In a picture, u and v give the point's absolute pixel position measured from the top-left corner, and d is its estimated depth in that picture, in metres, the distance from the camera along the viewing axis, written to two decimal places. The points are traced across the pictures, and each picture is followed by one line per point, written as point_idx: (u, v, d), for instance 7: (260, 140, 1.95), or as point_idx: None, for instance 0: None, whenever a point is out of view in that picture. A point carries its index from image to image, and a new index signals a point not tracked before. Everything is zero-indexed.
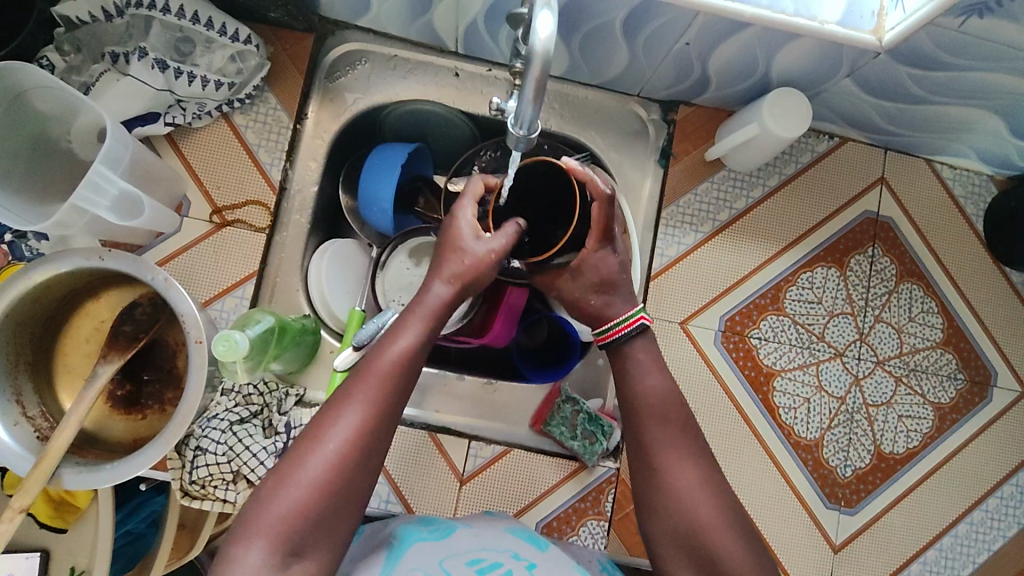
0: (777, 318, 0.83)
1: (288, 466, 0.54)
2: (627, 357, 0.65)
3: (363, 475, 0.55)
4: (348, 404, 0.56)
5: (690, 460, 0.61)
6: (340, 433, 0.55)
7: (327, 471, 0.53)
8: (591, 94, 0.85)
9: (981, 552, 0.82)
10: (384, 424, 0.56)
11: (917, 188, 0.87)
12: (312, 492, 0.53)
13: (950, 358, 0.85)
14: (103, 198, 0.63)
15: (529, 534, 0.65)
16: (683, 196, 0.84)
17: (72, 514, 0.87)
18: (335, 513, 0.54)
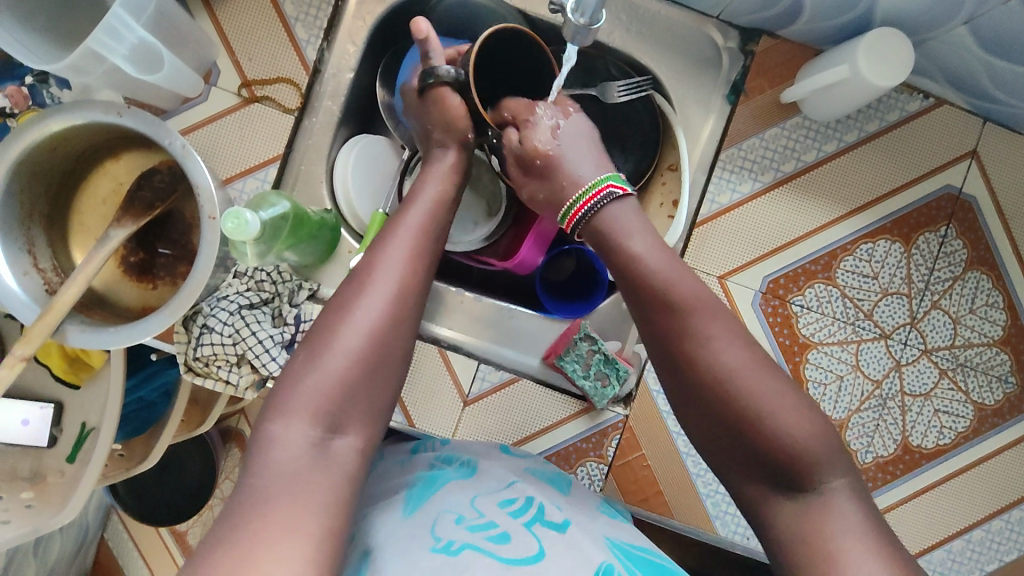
0: (825, 287, 0.76)
1: (320, 342, 0.55)
2: (603, 221, 0.62)
3: (395, 340, 0.57)
4: (374, 276, 0.58)
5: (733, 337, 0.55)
6: (371, 305, 0.56)
7: (363, 339, 0.55)
8: (664, 10, 0.76)
9: (991, 561, 0.78)
10: (411, 293, 0.59)
11: (1013, 168, 0.78)
12: (353, 359, 0.55)
13: (1005, 359, 0.78)
14: (120, 45, 0.59)
15: (551, 477, 0.63)
16: (746, 139, 0.76)
17: (85, 371, 0.89)
18: (373, 379, 0.56)
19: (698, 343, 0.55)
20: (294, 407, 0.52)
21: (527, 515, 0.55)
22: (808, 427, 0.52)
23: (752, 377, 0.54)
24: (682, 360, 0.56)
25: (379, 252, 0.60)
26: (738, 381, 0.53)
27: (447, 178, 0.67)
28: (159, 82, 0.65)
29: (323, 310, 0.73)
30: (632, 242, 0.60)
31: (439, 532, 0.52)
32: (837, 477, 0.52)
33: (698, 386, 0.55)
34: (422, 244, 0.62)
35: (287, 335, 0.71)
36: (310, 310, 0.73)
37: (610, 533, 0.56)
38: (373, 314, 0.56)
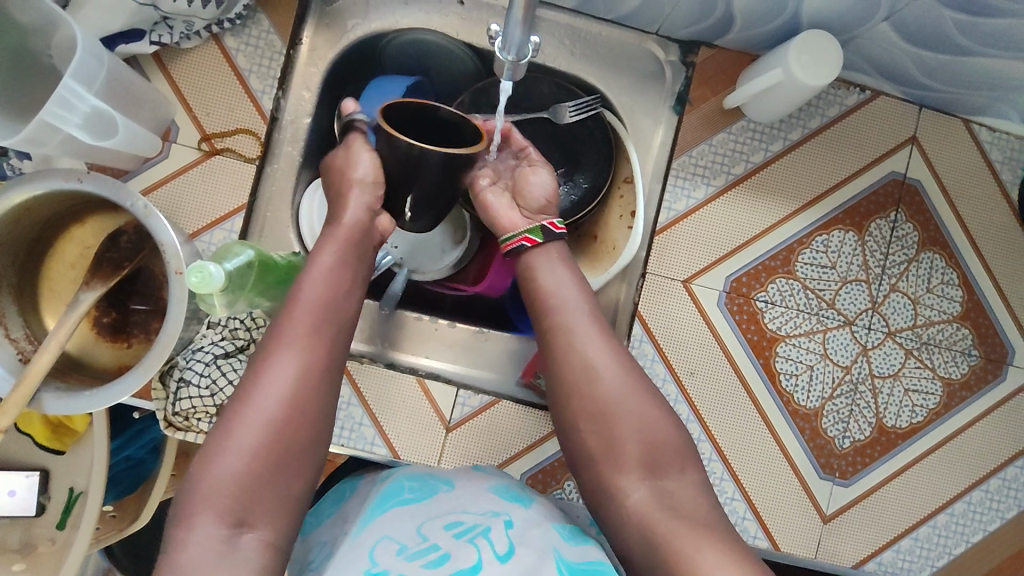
0: (786, 281, 0.79)
1: (220, 436, 0.56)
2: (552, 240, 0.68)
3: (301, 425, 0.57)
4: (263, 361, 0.58)
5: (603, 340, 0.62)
6: (275, 393, 0.57)
7: (262, 431, 0.56)
8: (606, 31, 0.79)
9: (975, 532, 0.80)
10: (314, 375, 0.59)
11: (952, 149, 0.81)
12: (255, 453, 0.55)
13: (966, 333, 0.80)
14: (73, 114, 0.60)
15: (512, 492, 0.63)
16: (696, 146, 0.79)
17: (70, 436, 0.89)
18: (283, 467, 0.56)
19: (591, 359, 0.61)
20: (198, 502, 0.53)
21: (471, 533, 0.56)
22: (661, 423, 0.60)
23: (626, 381, 0.61)
24: (580, 373, 0.61)
25: (272, 339, 0.60)
26: (609, 377, 0.61)
27: (349, 246, 0.65)
28: (116, 146, 0.67)
29: None
30: (550, 261, 0.66)
31: (378, 559, 0.54)
32: (691, 468, 0.59)
33: (570, 380, 0.61)
34: (318, 322, 0.61)
35: None
36: None
37: (559, 547, 0.56)
38: (274, 399, 0.57)
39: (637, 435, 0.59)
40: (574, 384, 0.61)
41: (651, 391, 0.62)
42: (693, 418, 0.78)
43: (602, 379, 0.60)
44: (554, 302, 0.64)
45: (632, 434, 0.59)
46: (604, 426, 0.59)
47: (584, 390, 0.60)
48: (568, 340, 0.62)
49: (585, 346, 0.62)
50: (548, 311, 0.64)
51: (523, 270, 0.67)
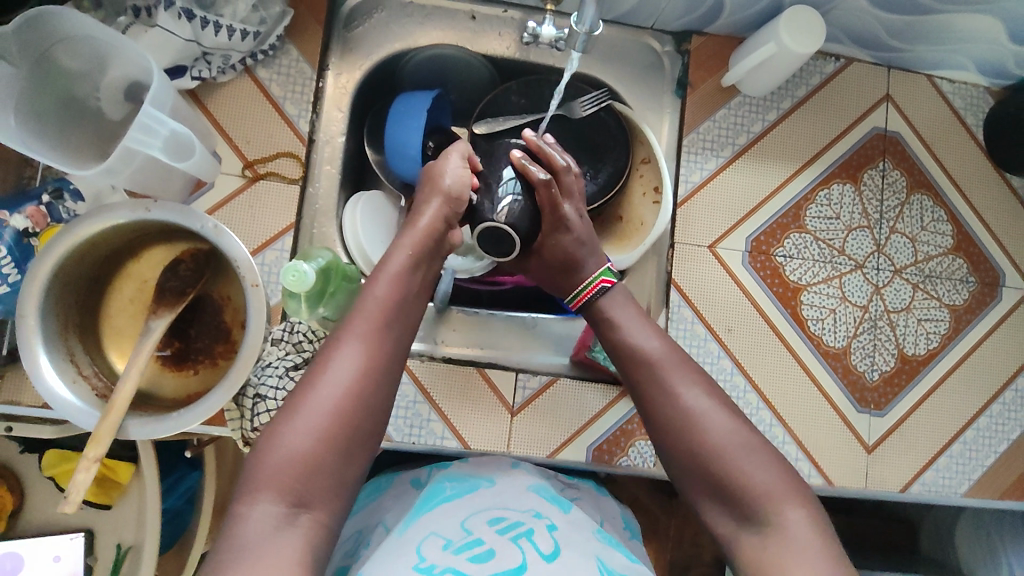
0: (800, 236, 0.86)
1: (284, 419, 0.56)
2: (602, 313, 0.69)
3: (365, 415, 0.58)
4: (334, 349, 0.59)
5: (694, 387, 0.62)
6: (333, 387, 0.57)
7: (327, 416, 0.56)
8: (607, 30, 0.87)
9: (1001, 442, 0.87)
10: (372, 378, 0.59)
11: (922, 103, 0.91)
12: (317, 436, 0.55)
13: (961, 263, 0.89)
14: (154, 138, 0.63)
15: (552, 495, 0.66)
16: (702, 124, 0.86)
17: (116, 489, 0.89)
18: (342, 454, 0.56)
19: (683, 412, 0.61)
20: (261, 482, 0.53)
21: (516, 532, 0.58)
22: (763, 472, 0.58)
23: (722, 429, 0.60)
24: (674, 421, 0.61)
25: (342, 329, 0.61)
26: (711, 423, 0.60)
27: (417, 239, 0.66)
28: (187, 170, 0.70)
29: None
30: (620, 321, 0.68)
31: (425, 552, 0.55)
32: (790, 508, 0.56)
33: (664, 427, 0.62)
34: (389, 320, 0.62)
35: None
36: None
37: (602, 555, 0.58)
38: (336, 390, 0.57)
39: (740, 482, 0.57)
40: (677, 432, 0.61)
41: (752, 438, 0.60)
42: (736, 371, 0.83)
43: (703, 426, 0.60)
44: (638, 357, 0.65)
45: (731, 481, 0.58)
46: (704, 471, 0.59)
47: (680, 437, 0.61)
48: (658, 391, 0.63)
49: (681, 394, 0.62)
50: (635, 367, 0.65)
51: (601, 322, 0.69)
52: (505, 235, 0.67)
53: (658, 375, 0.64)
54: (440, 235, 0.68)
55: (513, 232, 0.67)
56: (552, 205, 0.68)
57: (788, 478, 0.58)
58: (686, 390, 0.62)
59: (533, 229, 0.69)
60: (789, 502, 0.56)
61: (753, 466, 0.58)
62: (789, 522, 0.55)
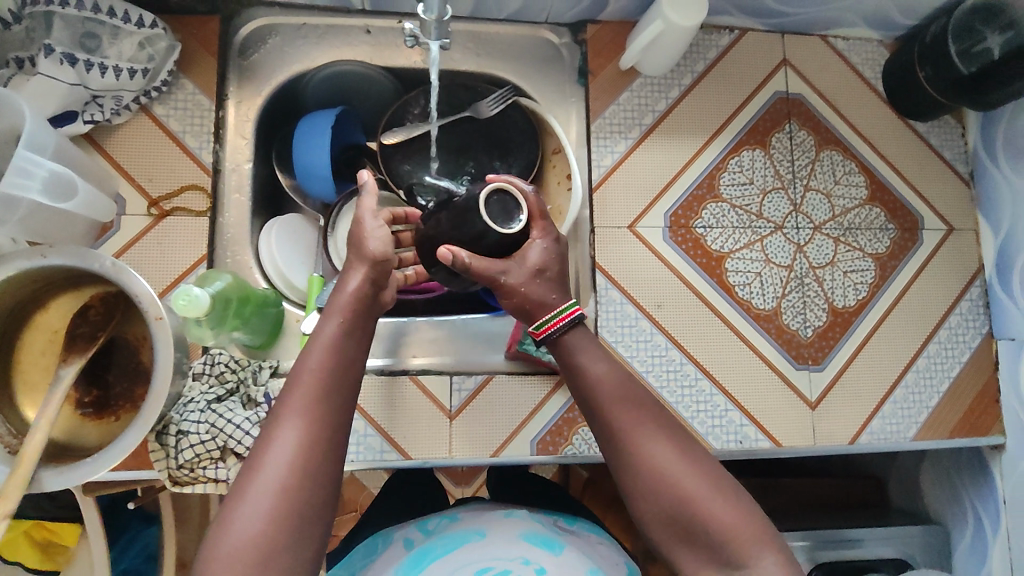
0: (717, 205, 0.87)
1: (233, 505, 0.51)
2: (571, 345, 0.63)
3: (318, 485, 0.53)
4: (279, 424, 0.54)
5: (662, 436, 0.60)
6: (277, 464, 0.52)
7: (274, 496, 0.51)
8: (502, 30, 0.88)
9: (942, 381, 0.89)
10: (313, 451, 0.54)
11: (819, 62, 0.93)
12: (269, 518, 0.50)
13: (878, 212, 0.91)
14: (32, 181, 0.62)
15: (543, 537, 0.67)
16: (607, 108, 0.87)
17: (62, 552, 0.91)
18: (301, 529, 0.52)
19: (655, 465, 0.59)
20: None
21: None
22: (737, 517, 0.57)
23: (695, 478, 0.58)
24: (643, 471, 0.59)
25: (281, 400, 0.56)
26: (676, 474, 0.58)
27: (346, 303, 0.60)
28: (75, 210, 0.69)
29: None
30: (589, 366, 0.62)
31: None
32: (765, 557, 0.55)
33: (634, 480, 0.59)
34: (328, 384, 0.56)
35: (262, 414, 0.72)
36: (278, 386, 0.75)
37: None
38: (280, 468, 0.52)
39: (711, 531, 0.56)
40: (644, 489, 0.58)
41: (730, 485, 0.59)
42: (671, 345, 0.84)
43: (666, 480, 0.58)
44: (602, 410, 0.61)
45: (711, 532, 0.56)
46: (685, 523, 0.57)
47: (652, 489, 0.58)
48: (629, 442, 0.60)
49: (644, 447, 0.59)
50: (600, 420, 0.62)
51: (568, 368, 0.64)
52: (508, 202, 0.60)
53: (618, 430, 0.60)
54: (373, 298, 0.62)
55: (516, 193, 0.60)
56: (541, 210, 0.62)
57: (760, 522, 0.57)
58: (647, 442, 0.60)
59: (525, 229, 0.62)
60: (757, 549, 0.56)
61: (722, 519, 0.57)
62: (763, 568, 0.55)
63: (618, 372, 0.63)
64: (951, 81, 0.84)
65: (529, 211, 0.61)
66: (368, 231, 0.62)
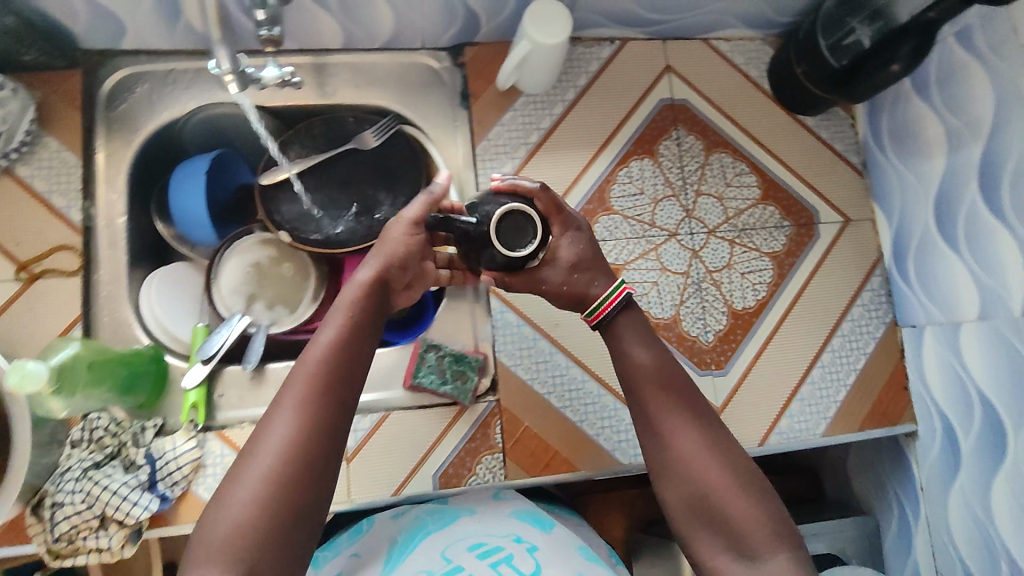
0: (609, 218, 0.87)
1: (229, 484, 0.52)
2: (618, 330, 0.67)
3: (312, 477, 0.53)
4: (280, 414, 0.55)
5: (690, 426, 0.61)
6: (273, 450, 0.53)
7: (270, 480, 0.52)
8: (379, 59, 0.87)
9: (849, 374, 0.89)
10: (305, 448, 0.54)
11: (702, 66, 0.93)
12: (260, 501, 0.51)
13: (772, 210, 0.91)
14: None
15: (535, 516, 0.71)
16: (490, 129, 0.86)
17: None
18: (289, 519, 0.51)
19: (682, 449, 0.61)
20: (203, 552, 0.49)
21: (494, 557, 0.63)
22: (753, 512, 0.57)
23: (716, 468, 0.59)
24: (669, 454, 0.61)
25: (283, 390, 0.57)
26: (702, 463, 0.59)
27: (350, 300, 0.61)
28: None
29: (174, 440, 0.71)
30: (631, 353, 0.66)
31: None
32: (777, 553, 0.55)
33: (659, 461, 0.61)
34: (326, 380, 0.57)
35: (144, 476, 0.69)
36: (160, 445, 0.71)
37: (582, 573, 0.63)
38: (277, 454, 0.53)
39: (730, 524, 0.57)
40: (669, 470, 0.60)
41: (753, 479, 0.59)
42: (572, 364, 0.82)
43: (694, 468, 0.60)
44: (640, 392, 0.64)
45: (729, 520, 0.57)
46: (704, 510, 0.58)
47: (677, 471, 0.60)
48: (657, 425, 0.62)
49: (675, 436, 0.61)
50: (639, 405, 0.64)
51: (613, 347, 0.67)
52: (530, 226, 0.65)
53: (655, 416, 0.63)
54: (380, 297, 0.63)
55: (537, 220, 0.65)
56: (557, 208, 0.67)
57: (777, 520, 0.57)
58: (680, 432, 0.61)
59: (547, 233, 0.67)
60: (773, 548, 0.56)
61: (748, 518, 0.57)
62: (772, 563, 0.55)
63: (663, 359, 0.66)
64: (824, 75, 0.84)
65: (544, 214, 0.66)
66: (391, 228, 0.64)
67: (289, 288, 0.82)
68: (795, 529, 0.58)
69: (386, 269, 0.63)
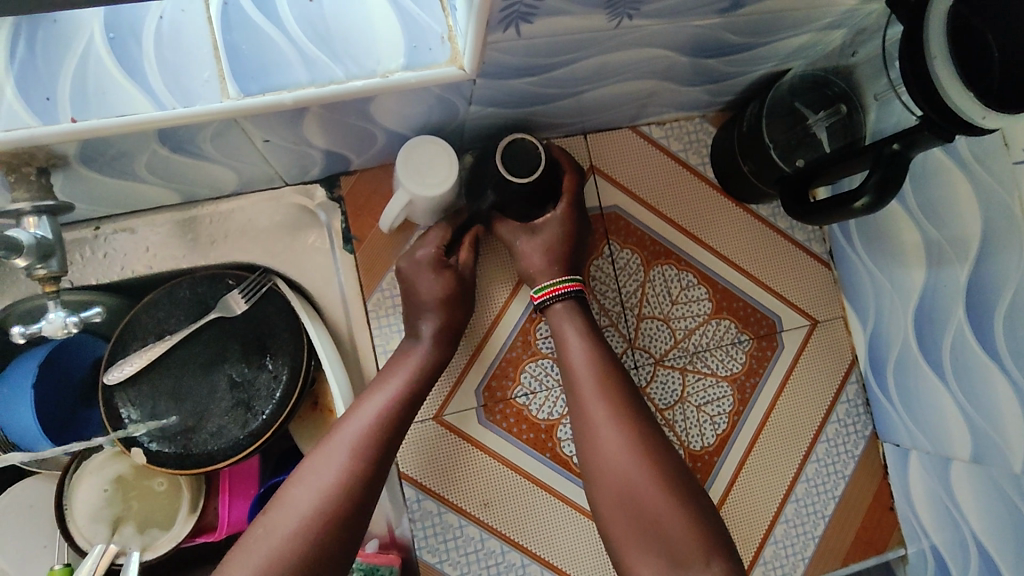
0: (536, 365, 0.73)
1: (279, 505, 0.56)
2: (560, 316, 0.68)
3: (356, 504, 0.57)
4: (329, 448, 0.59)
5: (626, 422, 0.61)
6: (323, 476, 0.57)
7: (316, 498, 0.55)
8: (237, 205, 0.71)
9: (827, 504, 0.78)
10: (357, 490, 0.57)
11: (635, 162, 0.77)
12: (305, 517, 0.54)
13: (728, 325, 0.78)
14: None
15: None
16: (383, 277, 0.72)
17: None
18: (325, 543, 0.54)
19: (613, 445, 0.60)
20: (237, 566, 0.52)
21: None
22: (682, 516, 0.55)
23: (652, 468, 0.58)
24: (604, 453, 0.60)
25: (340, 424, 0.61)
26: (632, 460, 0.58)
27: (419, 359, 0.66)
28: None
29: None
30: (569, 346, 0.66)
31: None
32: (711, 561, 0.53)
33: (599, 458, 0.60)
34: (384, 430, 0.61)
35: None
36: None
37: None
38: (329, 477, 0.57)
39: (662, 528, 0.55)
40: (606, 468, 0.59)
41: (687, 484, 0.58)
42: (508, 548, 0.70)
43: (619, 463, 0.59)
44: (575, 385, 0.64)
45: (659, 523, 0.55)
46: (638, 513, 0.56)
47: (612, 474, 0.59)
48: (597, 424, 0.61)
49: (608, 431, 0.60)
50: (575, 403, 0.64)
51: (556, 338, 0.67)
52: (532, 150, 0.64)
53: (587, 410, 0.62)
54: (445, 355, 0.68)
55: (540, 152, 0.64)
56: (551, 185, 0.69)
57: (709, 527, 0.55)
58: (613, 430, 0.60)
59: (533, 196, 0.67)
60: (702, 553, 0.53)
61: (674, 516, 0.55)
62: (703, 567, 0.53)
63: (603, 352, 0.65)
64: (777, 176, 0.69)
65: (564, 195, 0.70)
66: (418, 282, 0.68)
67: (160, 508, 0.69)
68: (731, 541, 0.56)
69: (444, 324, 0.68)
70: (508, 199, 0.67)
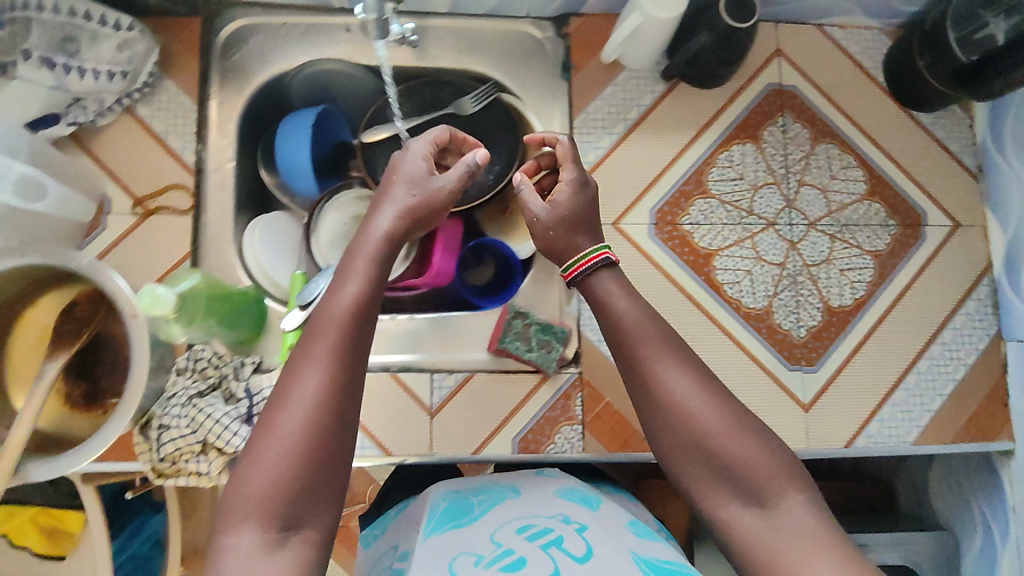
0: (705, 201, 0.85)
1: (269, 415, 0.50)
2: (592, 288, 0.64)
3: (340, 416, 0.50)
4: (304, 366, 0.51)
5: (683, 371, 0.57)
6: (293, 410, 0.49)
7: (305, 416, 0.49)
8: (484, 25, 0.87)
9: (947, 384, 0.85)
10: (343, 384, 0.51)
11: (818, 55, 0.89)
12: (301, 431, 0.49)
13: (878, 207, 0.87)
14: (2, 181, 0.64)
15: (580, 495, 0.62)
16: (591, 102, 0.86)
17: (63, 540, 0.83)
18: (332, 451, 0.50)
19: (674, 401, 0.56)
20: (243, 503, 0.48)
21: (545, 539, 0.53)
22: (755, 451, 0.54)
23: (720, 416, 0.55)
24: (669, 417, 0.56)
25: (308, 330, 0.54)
26: (696, 408, 0.56)
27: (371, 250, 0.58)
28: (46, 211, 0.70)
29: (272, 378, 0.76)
30: (614, 305, 0.62)
31: (456, 568, 0.50)
32: (792, 491, 0.52)
33: (661, 426, 0.57)
34: (359, 320, 0.54)
35: (243, 409, 0.72)
36: (258, 382, 0.75)
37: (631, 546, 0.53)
38: (299, 411, 0.49)
39: (741, 474, 0.53)
40: (671, 427, 0.56)
41: (747, 419, 0.56)
42: None
43: (688, 422, 0.55)
44: (625, 344, 0.60)
45: (732, 464, 0.54)
46: (708, 458, 0.55)
47: (679, 435, 0.56)
48: (652, 383, 0.57)
49: (667, 382, 0.57)
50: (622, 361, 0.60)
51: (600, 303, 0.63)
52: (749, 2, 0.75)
53: (644, 369, 0.58)
54: (405, 234, 0.61)
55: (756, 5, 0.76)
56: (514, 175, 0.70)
57: (783, 459, 0.54)
58: (672, 379, 0.57)
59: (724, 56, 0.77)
60: (786, 487, 0.53)
61: (755, 455, 0.54)
62: (790, 506, 0.52)
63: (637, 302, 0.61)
64: (948, 70, 0.80)
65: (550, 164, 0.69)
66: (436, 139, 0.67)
67: None
68: (802, 466, 0.55)
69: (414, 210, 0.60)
70: (715, 48, 0.78)
